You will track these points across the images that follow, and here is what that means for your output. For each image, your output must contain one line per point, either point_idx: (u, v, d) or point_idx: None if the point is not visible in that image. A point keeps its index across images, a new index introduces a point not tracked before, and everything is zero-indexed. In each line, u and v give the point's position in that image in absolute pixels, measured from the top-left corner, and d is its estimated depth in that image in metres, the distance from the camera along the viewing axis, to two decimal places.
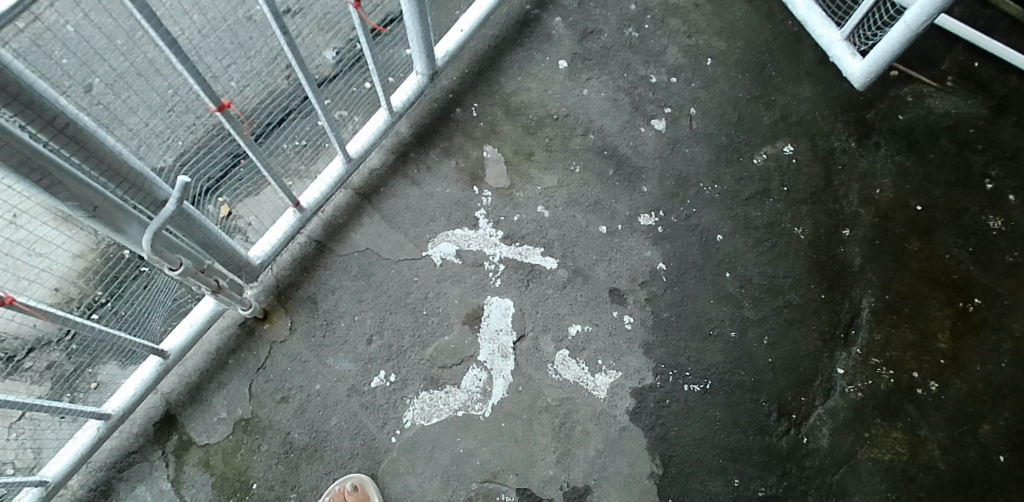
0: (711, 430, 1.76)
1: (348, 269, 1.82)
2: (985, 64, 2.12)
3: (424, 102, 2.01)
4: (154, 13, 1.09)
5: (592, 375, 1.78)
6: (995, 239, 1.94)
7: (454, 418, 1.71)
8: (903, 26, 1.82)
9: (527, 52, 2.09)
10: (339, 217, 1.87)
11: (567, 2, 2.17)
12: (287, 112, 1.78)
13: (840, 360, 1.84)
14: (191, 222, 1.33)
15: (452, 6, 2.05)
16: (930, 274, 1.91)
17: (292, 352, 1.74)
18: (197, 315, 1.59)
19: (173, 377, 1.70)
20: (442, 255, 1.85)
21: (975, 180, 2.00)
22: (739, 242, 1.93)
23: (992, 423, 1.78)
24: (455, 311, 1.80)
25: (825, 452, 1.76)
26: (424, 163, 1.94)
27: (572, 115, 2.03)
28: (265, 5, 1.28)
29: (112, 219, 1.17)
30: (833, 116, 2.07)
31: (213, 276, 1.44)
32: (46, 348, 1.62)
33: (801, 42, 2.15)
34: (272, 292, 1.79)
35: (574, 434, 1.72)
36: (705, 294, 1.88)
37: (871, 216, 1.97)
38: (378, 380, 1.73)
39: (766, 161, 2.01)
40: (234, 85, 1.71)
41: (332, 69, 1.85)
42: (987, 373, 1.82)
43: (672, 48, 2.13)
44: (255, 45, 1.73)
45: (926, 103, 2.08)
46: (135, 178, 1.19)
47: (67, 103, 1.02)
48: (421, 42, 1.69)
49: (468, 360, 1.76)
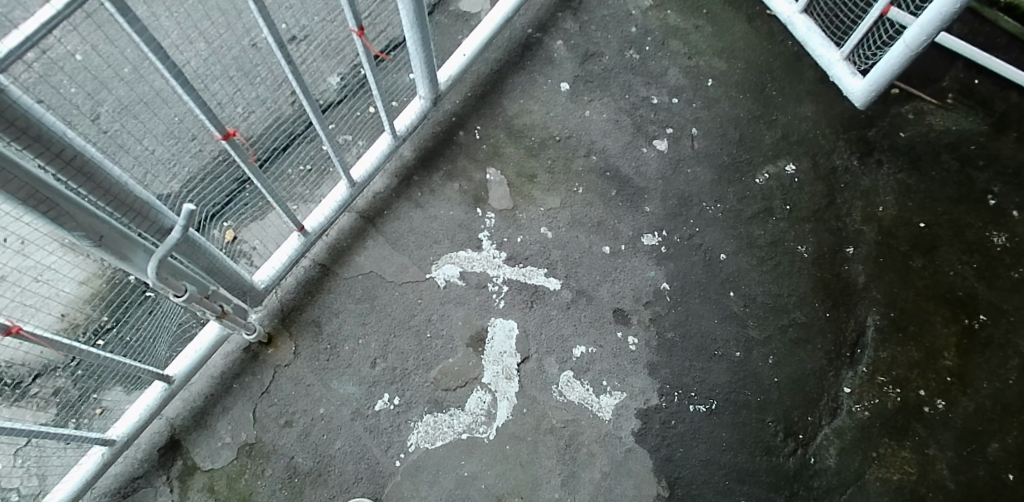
0: (717, 451, 1.75)
1: (353, 292, 1.83)
2: (986, 81, 2.13)
3: (427, 124, 2.02)
4: (162, 46, 1.11)
5: (597, 397, 1.78)
6: (999, 255, 1.94)
7: (459, 441, 1.70)
8: (904, 44, 1.83)
9: (529, 75, 2.11)
10: (344, 239, 1.88)
11: (569, 25, 2.19)
12: (292, 138, 1.80)
13: (847, 379, 1.83)
14: (196, 249, 1.33)
15: (454, 31, 2.07)
16: (935, 291, 1.91)
17: (296, 375, 1.74)
18: (202, 340, 1.60)
19: (178, 402, 1.70)
20: (446, 277, 1.86)
21: (978, 196, 2.00)
22: (743, 262, 1.93)
23: (1001, 441, 1.76)
24: (458, 333, 1.80)
25: (833, 472, 1.75)
26: (428, 186, 1.95)
27: (574, 137, 2.05)
28: (270, 34, 1.30)
29: (118, 248, 1.17)
30: (834, 136, 2.08)
31: (217, 301, 1.44)
32: (52, 374, 1.62)
33: (802, 62, 2.17)
34: (277, 315, 1.80)
35: (579, 455, 1.71)
36: (710, 314, 1.88)
37: (875, 234, 1.97)
38: (382, 403, 1.73)
39: (768, 180, 2.02)
40: (240, 111, 1.73)
41: (336, 95, 1.87)
42: (995, 390, 1.81)
43: (674, 69, 2.15)
44: (260, 72, 1.76)
45: (927, 121, 2.09)
46: (141, 206, 1.19)
47: (75, 135, 1.03)
48: (424, 67, 1.71)
49: (473, 382, 1.76)
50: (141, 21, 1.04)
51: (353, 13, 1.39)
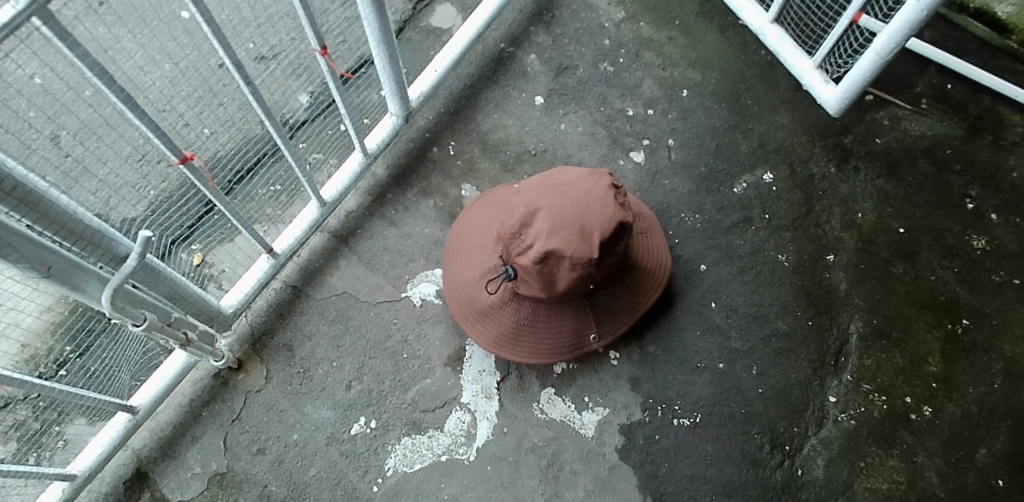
0: (702, 466, 1.73)
1: (326, 314, 1.80)
2: (959, 86, 2.14)
3: (400, 142, 2.00)
4: (107, 71, 1.09)
5: (579, 413, 1.75)
6: (980, 259, 1.94)
7: (438, 463, 1.68)
8: (874, 53, 1.81)
9: (503, 90, 2.09)
10: (315, 260, 1.86)
11: (542, 39, 2.17)
12: (261, 157, 1.80)
13: (832, 388, 1.81)
14: (155, 275, 1.31)
15: (426, 47, 2.07)
16: (918, 297, 1.90)
17: (268, 401, 1.71)
18: (168, 370, 1.57)
19: (144, 432, 1.67)
20: (422, 296, 1.83)
21: (956, 200, 2.00)
22: (723, 272, 1.92)
23: (988, 446, 1.75)
24: (436, 353, 1.77)
25: (821, 483, 1.73)
26: (401, 203, 1.93)
27: (550, 151, 2.02)
28: (226, 57, 1.31)
29: (69, 279, 1.13)
30: (811, 143, 2.07)
31: (180, 329, 1.42)
32: (12, 407, 1.59)
33: (775, 71, 2.17)
34: (247, 341, 1.77)
35: (562, 474, 1.69)
36: (692, 327, 1.85)
37: (854, 241, 1.96)
38: (357, 427, 1.70)
39: (746, 189, 2.01)
40: (207, 133, 1.74)
41: (304, 114, 1.87)
42: (980, 394, 1.80)
43: (648, 81, 2.14)
44: (228, 92, 1.75)
45: (903, 126, 2.09)
46: (93, 235, 1.15)
47: (18, 165, 0.98)
48: (393, 85, 1.71)
49: (451, 402, 1.73)
50: (81, 45, 1.02)
51: (314, 35, 1.40)
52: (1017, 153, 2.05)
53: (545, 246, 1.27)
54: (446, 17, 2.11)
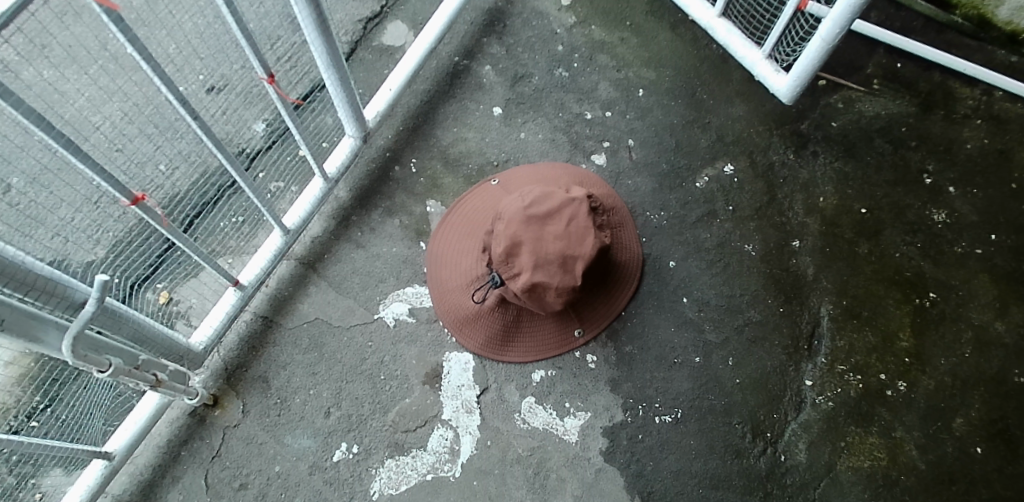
0: (687, 460, 1.75)
1: (299, 343, 1.79)
2: (908, 64, 2.18)
3: (361, 162, 1.99)
4: (44, 116, 1.07)
5: (561, 420, 1.76)
6: (941, 231, 1.98)
7: (425, 482, 1.68)
8: (820, 40, 1.80)
9: (459, 103, 2.10)
10: (283, 289, 1.85)
11: (494, 49, 2.19)
12: (220, 190, 1.82)
13: (807, 372, 1.84)
14: (118, 318, 1.29)
15: (380, 66, 2.07)
16: (885, 275, 1.93)
17: (247, 435, 1.70)
18: (140, 413, 1.57)
19: (123, 477, 1.66)
20: (395, 315, 1.82)
21: (914, 176, 2.04)
22: (693, 267, 1.93)
23: (964, 416, 1.79)
24: (413, 372, 1.77)
25: (804, 467, 1.75)
26: (367, 225, 1.92)
27: (512, 160, 2.03)
28: (169, 93, 1.28)
29: (26, 330, 1.10)
30: (768, 132, 2.11)
31: (150, 370, 1.40)
32: None
33: (727, 63, 2.20)
34: (221, 377, 1.75)
35: (549, 482, 1.70)
36: (666, 323, 1.87)
37: (818, 225, 1.99)
38: (339, 453, 1.70)
39: (708, 183, 2.04)
40: (163, 170, 1.74)
41: (263, 142, 1.89)
42: (953, 366, 1.84)
43: (604, 83, 2.16)
44: (179, 128, 1.75)
45: (857, 108, 2.13)
46: (44, 283, 1.14)
47: None
48: (348, 107, 1.71)
49: (432, 420, 1.73)
50: (14, 94, 1.00)
51: (259, 63, 1.38)
52: (970, 125, 2.11)
53: (531, 278, 1.48)
54: (398, 34, 2.11)
